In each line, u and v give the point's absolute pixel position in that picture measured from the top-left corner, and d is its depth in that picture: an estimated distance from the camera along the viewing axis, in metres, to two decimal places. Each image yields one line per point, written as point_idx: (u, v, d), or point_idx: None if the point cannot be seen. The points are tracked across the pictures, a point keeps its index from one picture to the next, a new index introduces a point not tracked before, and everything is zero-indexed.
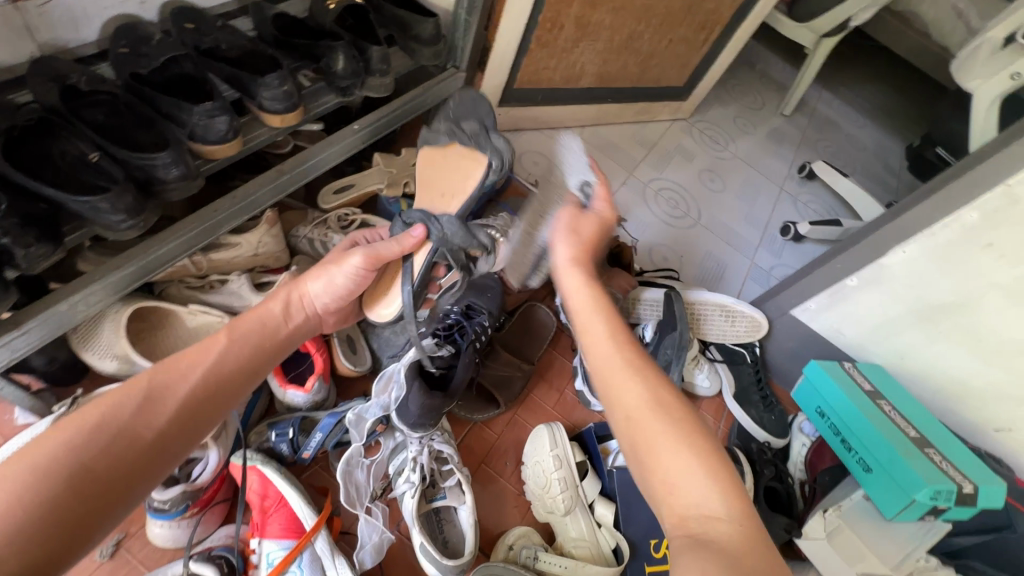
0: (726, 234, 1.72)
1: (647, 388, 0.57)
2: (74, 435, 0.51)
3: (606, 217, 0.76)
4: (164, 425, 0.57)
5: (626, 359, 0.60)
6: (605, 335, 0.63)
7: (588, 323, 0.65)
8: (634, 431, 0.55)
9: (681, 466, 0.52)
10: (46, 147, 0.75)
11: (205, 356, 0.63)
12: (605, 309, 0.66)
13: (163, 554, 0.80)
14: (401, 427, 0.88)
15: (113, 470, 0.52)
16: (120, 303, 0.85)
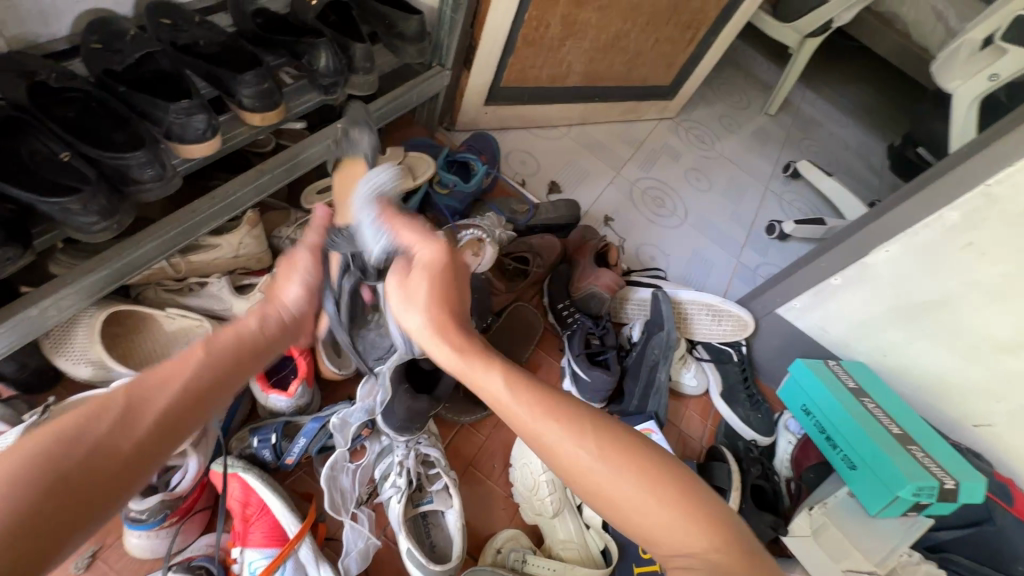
0: (713, 233, 1.72)
1: (569, 439, 0.50)
2: (11, 471, 0.39)
3: (432, 260, 0.63)
4: (125, 464, 0.43)
5: (546, 417, 0.52)
6: (509, 400, 0.53)
7: (490, 394, 0.54)
8: (593, 496, 0.50)
9: (654, 516, 0.48)
10: (14, 147, 0.73)
11: (190, 371, 0.48)
12: (500, 368, 0.55)
13: (141, 565, 0.78)
14: (387, 431, 0.88)
15: (51, 528, 0.39)
16: (95, 308, 0.82)
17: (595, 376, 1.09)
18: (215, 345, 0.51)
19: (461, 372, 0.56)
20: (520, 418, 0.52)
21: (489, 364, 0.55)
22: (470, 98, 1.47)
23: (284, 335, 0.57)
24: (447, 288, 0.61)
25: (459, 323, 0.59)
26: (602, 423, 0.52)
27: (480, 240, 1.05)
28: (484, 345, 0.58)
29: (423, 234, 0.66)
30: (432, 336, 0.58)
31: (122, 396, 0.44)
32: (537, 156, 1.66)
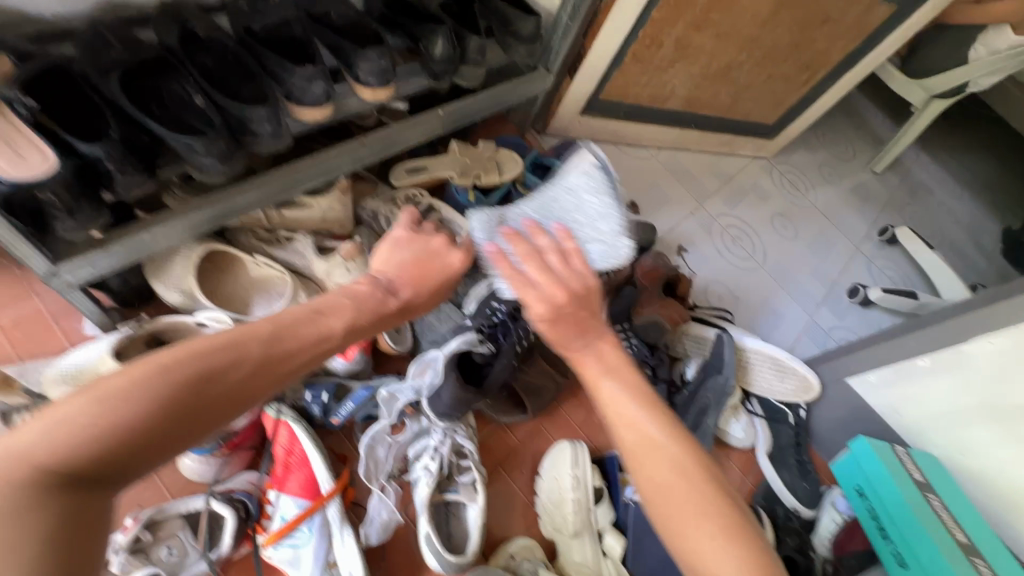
0: (790, 285, 1.64)
1: (667, 462, 0.53)
2: (185, 366, 0.46)
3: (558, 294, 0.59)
4: (246, 387, 0.49)
5: (683, 487, 0.52)
6: (619, 405, 0.56)
7: (630, 436, 0.54)
8: (680, 548, 0.51)
9: (717, 558, 0.49)
10: (159, 84, 0.80)
11: (309, 329, 0.55)
12: (656, 415, 0.55)
13: (185, 487, 0.83)
14: (429, 413, 0.89)
15: (173, 430, 0.44)
16: (194, 243, 0.89)
17: None
18: (340, 318, 0.58)
19: (598, 390, 0.57)
20: (656, 465, 0.53)
21: (647, 408, 0.55)
22: (567, 105, 1.47)
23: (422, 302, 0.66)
24: (580, 322, 0.59)
25: (585, 337, 0.59)
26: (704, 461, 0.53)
27: None
28: (606, 359, 0.59)
29: (553, 285, 0.59)
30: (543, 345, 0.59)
31: (271, 326, 0.52)
32: (621, 172, 1.64)
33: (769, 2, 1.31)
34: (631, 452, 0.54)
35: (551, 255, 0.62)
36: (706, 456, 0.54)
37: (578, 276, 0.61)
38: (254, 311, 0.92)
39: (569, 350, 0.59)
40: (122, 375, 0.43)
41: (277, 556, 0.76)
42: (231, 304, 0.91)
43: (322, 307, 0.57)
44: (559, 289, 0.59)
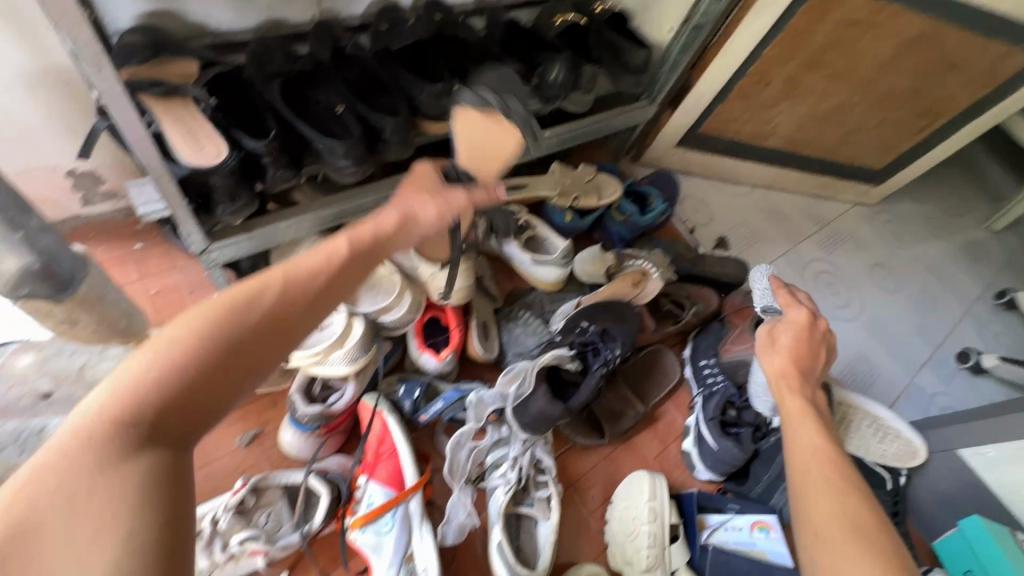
0: (888, 341, 1.52)
1: (830, 478, 0.61)
2: (216, 316, 0.46)
3: (797, 323, 0.80)
4: (291, 323, 0.49)
5: (841, 500, 0.59)
6: (800, 430, 0.68)
7: (807, 466, 0.63)
8: (816, 542, 0.57)
9: (850, 555, 0.54)
10: (308, 92, 0.89)
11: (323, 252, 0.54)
12: (838, 465, 0.63)
13: (284, 461, 0.89)
14: (513, 424, 0.90)
15: (228, 372, 0.45)
16: (316, 234, 0.95)
17: (723, 448, 0.99)
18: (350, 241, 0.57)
19: (794, 420, 0.70)
20: (829, 498, 0.59)
21: (825, 451, 0.65)
22: (665, 136, 1.47)
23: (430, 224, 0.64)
24: (815, 356, 0.78)
25: (806, 375, 0.75)
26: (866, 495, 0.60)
27: (645, 272, 1.10)
28: (815, 396, 0.74)
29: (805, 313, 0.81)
30: (765, 353, 0.79)
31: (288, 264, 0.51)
32: (712, 208, 1.62)
33: (892, 46, 1.25)
34: (804, 481, 0.62)
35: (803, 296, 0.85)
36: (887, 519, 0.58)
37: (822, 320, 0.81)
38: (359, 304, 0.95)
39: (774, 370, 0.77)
40: (168, 341, 0.43)
41: (361, 539, 0.79)
42: None
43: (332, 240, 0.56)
44: (823, 327, 0.80)
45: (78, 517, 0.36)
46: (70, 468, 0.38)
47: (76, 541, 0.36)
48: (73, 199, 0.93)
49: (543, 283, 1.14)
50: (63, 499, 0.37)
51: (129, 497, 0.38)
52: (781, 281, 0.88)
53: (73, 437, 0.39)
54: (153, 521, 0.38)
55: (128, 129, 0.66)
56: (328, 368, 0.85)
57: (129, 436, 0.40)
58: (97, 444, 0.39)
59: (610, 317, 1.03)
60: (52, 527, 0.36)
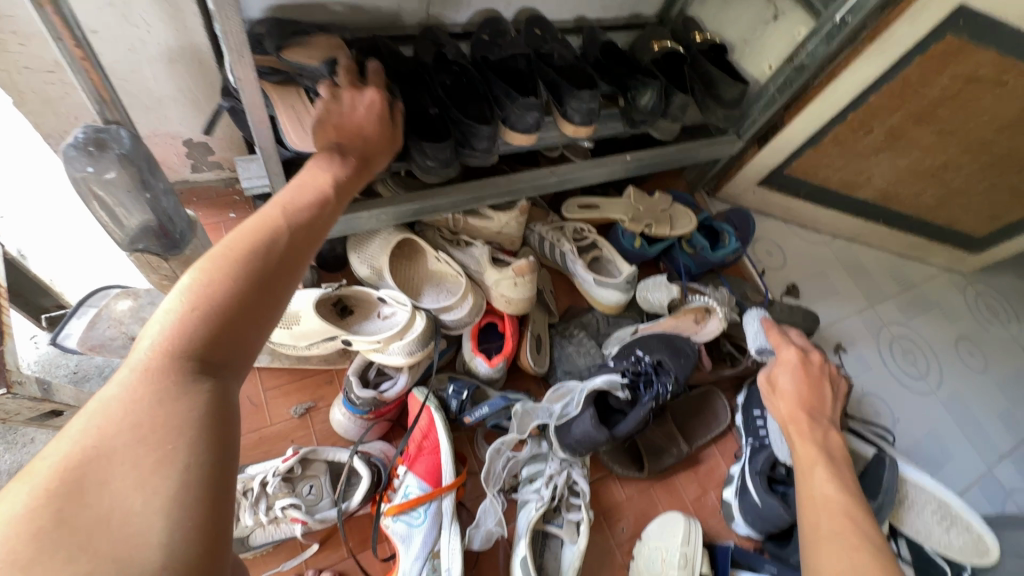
0: (965, 424, 1.39)
1: (841, 529, 0.58)
2: (240, 252, 0.44)
3: (786, 360, 0.81)
4: (306, 247, 0.49)
5: (851, 551, 0.54)
6: (810, 478, 0.66)
7: (819, 521, 0.60)
8: None
9: None
10: (408, 90, 0.93)
11: (312, 183, 0.55)
12: (854, 519, 0.59)
13: (333, 437, 0.94)
14: (553, 441, 0.92)
15: (264, 298, 0.43)
16: (393, 228, 1.00)
17: (769, 506, 0.92)
18: (331, 171, 0.58)
19: (805, 469, 0.67)
20: (838, 553, 0.55)
21: (843, 503, 0.61)
22: (747, 173, 1.43)
23: (379, 142, 0.67)
24: (818, 395, 0.77)
25: (814, 416, 0.74)
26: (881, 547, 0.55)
27: (708, 309, 1.08)
28: (827, 436, 0.71)
29: (792, 346, 0.83)
30: (767, 398, 0.80)
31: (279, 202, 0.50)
32: (786, 252, 1.55)
33: (1016, 107, 1.17)
34: (815, 536, 0.58)
35: (795, 334, 0.88)
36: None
37: (816, 355, 0.82)
38: (424, 299, 1.00)
39: (778, 410, 0.77)
40: (203, 273, 0.41)
41: (393, 527, 0.81)
42: (407, 289, 1.00)
43: (313, 171, 0.57)
44: (817, 362, 0.81)
45: (138, 451, 0.33)
46: (121, 406, 0.34)
47: (140, 474, 0.32)
48: (185, 165, 1.02)
49: (604, 306, 1.13)
50: (119, 437, 0.33)
51: (188, 430, 0.35)
52: (774, 323, 0.92)
53: (121, 380, 0.36)
54: (214, 453, 0.35)
55: (252, 114, 0.71)
56: (385, 356, 0.88)
57: (178, 368, 0.37)
58: (148, 381, 0.36)
59: (665, 349, 1.01)
60: (112, 464, 0.32)
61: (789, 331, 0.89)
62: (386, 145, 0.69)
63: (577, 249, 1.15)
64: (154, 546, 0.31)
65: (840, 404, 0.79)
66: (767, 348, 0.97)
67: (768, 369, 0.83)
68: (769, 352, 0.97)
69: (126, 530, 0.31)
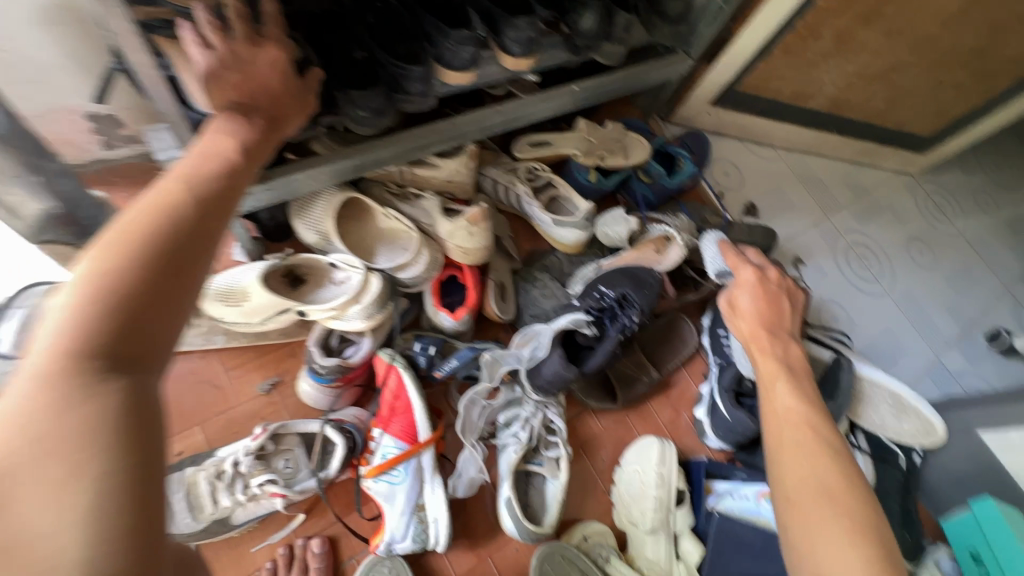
0: (916, 317, 1.47)
1: (803, 441, 0.60)
2: (140, 233, 0.40)
3: (745, 279, 0.82)
4: (217, 219, 0.45)
5: (815, 466, 0.57)
6: (772, 391, 0.67)
7: (782, 433, 0.62)
8: (791, 511, 0.55)
9: (825, 524, 0.52)
10: (325, 34, 0.84)
11: (218, 153, 0.51)
12: (815, 428, 0.62)
13: (304, 408, 0.92)
14: (525, 384, 0.92)
15: (176, 280, 0.40)
16: (335, 188, 0.95)
17: (736, 419, 0.97)
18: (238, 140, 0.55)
19: (766, 383, 0.69)
20: (800, 461, 0.58)
21: (803, 413, 0.64)
22: (701, 92, 1.39)
23: (287, 102, 0.65)
24: (778, 308, 0.79)
25: (772, 330, 0.76)
26: (841, 457, 0.58)
27: (668, 238, 1.08)
28: (786, 349, 0.73)
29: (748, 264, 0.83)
30: (726, 315, 0.80)
31: (180, 175, 0.46)
32: (744, 172, 1.55)
33: None
34: (778, 444, 0.61)
35: (752, 252, 0.88)
36: (864, 481, 0.56)
37: (772, 271, 0.83)
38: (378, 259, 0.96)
39: (737, 326, 0.78)
40: (95, 260, 0.37)
41: (375, 488, 0.82)
42: (358, 250, 0.96)
43: (218, 140, 0.54)
44: (773, 277, 0.82)
45: (47, 465, 0.31)
46: (20, 417, 0.32)
47: (50, 489, 0.31)
48: (95, 143, 0.86)
49: (564, 247, 1.11)
50: (24, 451, 0.31)
51: (102, 436, 0.33)
52: (731, 243, 0.91)
53: (17, 392, 0.33)
54: (133, 455, 0.33)
55: (143, 74, 0.66)
56: (344, 323, 0.85)
57: (84, 367, 0.34)
58: (51, 386, 0.33)
59: (630, 282, 0.99)
60: (20, 482, 0.31)
61: (746, 249, 0.89)
62: (296, 110, 0.67)
63: (532, 190, 1.12)
64: (75, 562, 0.30)
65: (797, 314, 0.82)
66: (726, 271, 0.99)
67: (727, 288, 0.83)
68: (725, 275, 0.99)
69: (45, 550, 0.30)
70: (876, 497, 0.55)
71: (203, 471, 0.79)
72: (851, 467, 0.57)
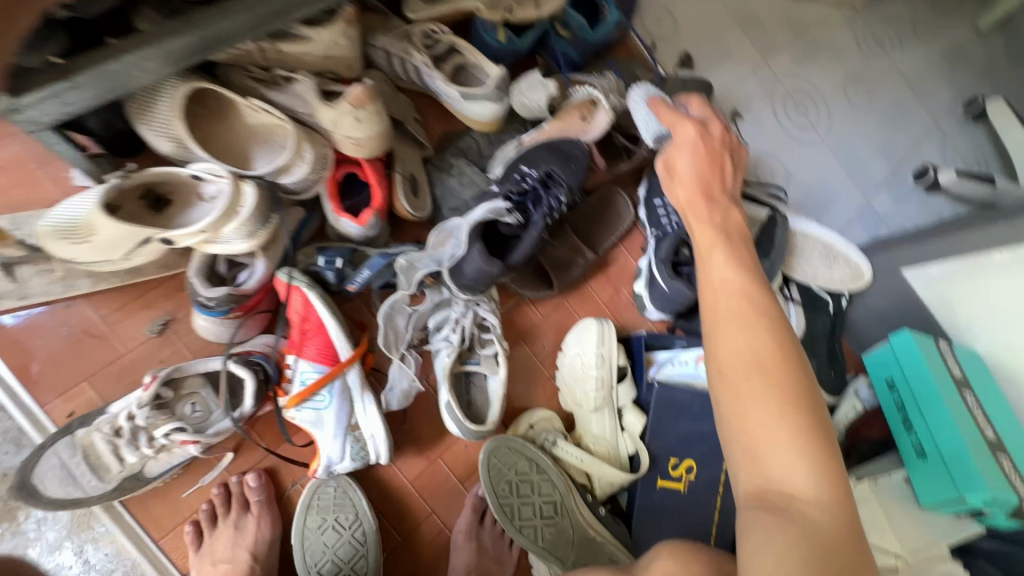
0: (850, 160, 1.42)
1: (739, 311, 0.55)
2: None
3: (683, 138, 0.72)
4: None
5: (749, 338, 0.53)
6: (709, 261, 0.61)
7: (717, 304, 0.57)
8: (725, 391, 0.52)
9: (756, 401, 0.49)
10: None
11: None
12: (751, 296, 0.56)
13: (206, 345, 0.82)
14: (450, 285, 0.84)
15: None
16: (178, 79, 0.75)
17: (674, 290, 0.92)
18: None
19: (704, 254, 0.63)
20: (734, 333, 0.54)
21: (739, 281, 0.58)
22: None
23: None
24: (719, 169, 0.71)
25: (714, 193, 0.69)
26: (777, 325, 0.54)
27: (594, 102, 0.96)
28: (729, 214, 0.67)
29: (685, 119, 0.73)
30: (666, 183, 0.72)
31: None
32: (677, 18, 1.38)
33: None
34: (713, 319, 0.56)
35: (693, 108, 0.77)
36: (796, 343, 0.54)
37: (714, 128, 0.73)
38: (256, 164, 0.81)
39: (676, 194, 0.71)
40: None
41: (300, 417, 0.77)
42: (228, 157, 0.80)
43: None
44: (716, 134, 0.73)
45: None
46: None
47: None
48: None
49: (480, 125, 0.97)
50: None
51: None
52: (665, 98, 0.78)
53: None
54: None
55: None
56: (224, 246, 0.72)
57: None
58: None
59: (553, 157, 0.90)
60: None
61: (686, 103, 0.78)
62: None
63: (432, 60, 0.94)
64: None
65: (739, 174, 0.74)
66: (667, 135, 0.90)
67: (664, 151, 0.74)
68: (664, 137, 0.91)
69: None
70: (805, 355, 0.53)
71: (98, 431, 0.72)
72: (786, 335, 0.53)
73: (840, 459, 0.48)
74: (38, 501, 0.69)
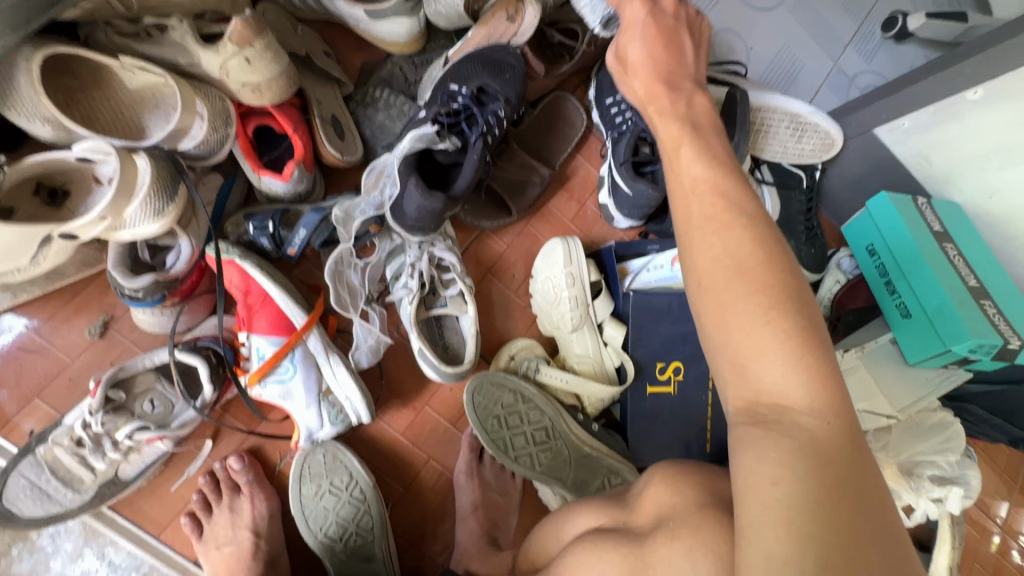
0: (813, 23, 1.30)
1: (714, 214, 0.49)
2: None
3: (632, 21, 0.62)
4: None
5: (724, 242, 0.47)
6: (678, 160, 0.54)
7: (689, 207, 0.51)
8: (706, 305, 0.47)
9: (738, 312, 0.44)
10: None
11: None
12: (725, 194, 0.49)
13: (155, 339, 0.78)
14: (398, 229, 0.78)
15: None
16: (30, 49, 0.64)
17: (638, 192, 0.86)
18: None
19: (669, 152, 0.55)
20: (709, 240, 0.48)
21: (704, 175, 0.51)
22: None
23: None
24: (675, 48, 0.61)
25: (671, 79, 0.60)
26: (756, 222, 0.48)
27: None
28: (692, 102, 0.59)
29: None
30: (621, 78, 0.63)
31: None
32: None
33: None
34: (687, 226, 0.50)
35: None
36: (778, 236, 0.48)
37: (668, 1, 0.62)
38: (153, 133, 0.73)
39: (632, 89, 0.62)
40: None
41: (266, 392, 0.74)
42: (117, 131, 0.71)
43: None
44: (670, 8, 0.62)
45: None
46: None
47: None
48: None
49: (396, 47, 0.87)
50: None
51: None
52: None
53: None
54: None
55: None
56: (134, 231, 0.66)
57: None
58: None
59: (484, 69, 0.81)
60: None
61: None
62: None
63: None
64: None
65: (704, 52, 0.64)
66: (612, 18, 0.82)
67: (614, 41, 0.64)
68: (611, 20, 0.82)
69: None
70: (790, 248, 0.47)
71: (58, 445, 0.70)
72: (765, 231, 0.47)
73: (833, 358, 0.44)
74: (17, 521, 0.69)
